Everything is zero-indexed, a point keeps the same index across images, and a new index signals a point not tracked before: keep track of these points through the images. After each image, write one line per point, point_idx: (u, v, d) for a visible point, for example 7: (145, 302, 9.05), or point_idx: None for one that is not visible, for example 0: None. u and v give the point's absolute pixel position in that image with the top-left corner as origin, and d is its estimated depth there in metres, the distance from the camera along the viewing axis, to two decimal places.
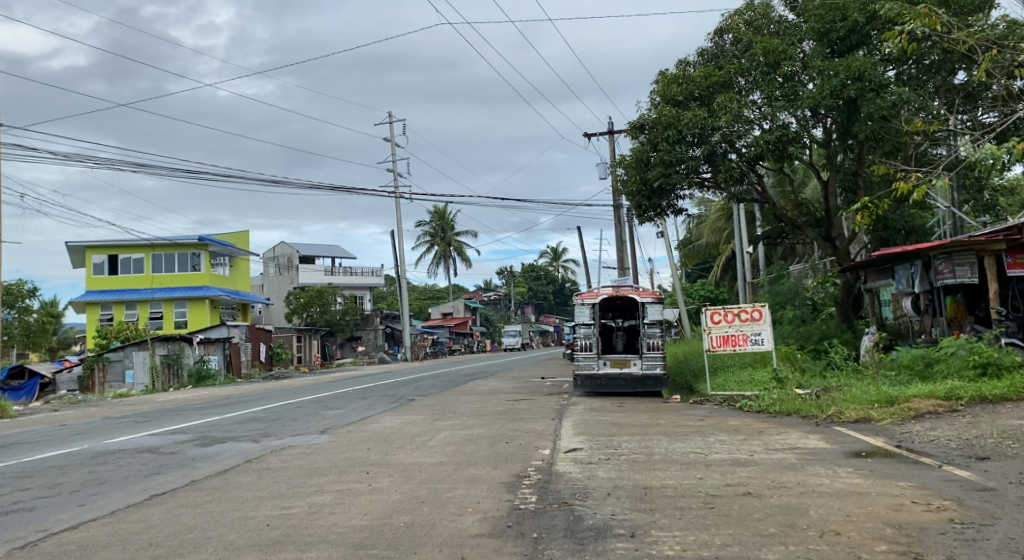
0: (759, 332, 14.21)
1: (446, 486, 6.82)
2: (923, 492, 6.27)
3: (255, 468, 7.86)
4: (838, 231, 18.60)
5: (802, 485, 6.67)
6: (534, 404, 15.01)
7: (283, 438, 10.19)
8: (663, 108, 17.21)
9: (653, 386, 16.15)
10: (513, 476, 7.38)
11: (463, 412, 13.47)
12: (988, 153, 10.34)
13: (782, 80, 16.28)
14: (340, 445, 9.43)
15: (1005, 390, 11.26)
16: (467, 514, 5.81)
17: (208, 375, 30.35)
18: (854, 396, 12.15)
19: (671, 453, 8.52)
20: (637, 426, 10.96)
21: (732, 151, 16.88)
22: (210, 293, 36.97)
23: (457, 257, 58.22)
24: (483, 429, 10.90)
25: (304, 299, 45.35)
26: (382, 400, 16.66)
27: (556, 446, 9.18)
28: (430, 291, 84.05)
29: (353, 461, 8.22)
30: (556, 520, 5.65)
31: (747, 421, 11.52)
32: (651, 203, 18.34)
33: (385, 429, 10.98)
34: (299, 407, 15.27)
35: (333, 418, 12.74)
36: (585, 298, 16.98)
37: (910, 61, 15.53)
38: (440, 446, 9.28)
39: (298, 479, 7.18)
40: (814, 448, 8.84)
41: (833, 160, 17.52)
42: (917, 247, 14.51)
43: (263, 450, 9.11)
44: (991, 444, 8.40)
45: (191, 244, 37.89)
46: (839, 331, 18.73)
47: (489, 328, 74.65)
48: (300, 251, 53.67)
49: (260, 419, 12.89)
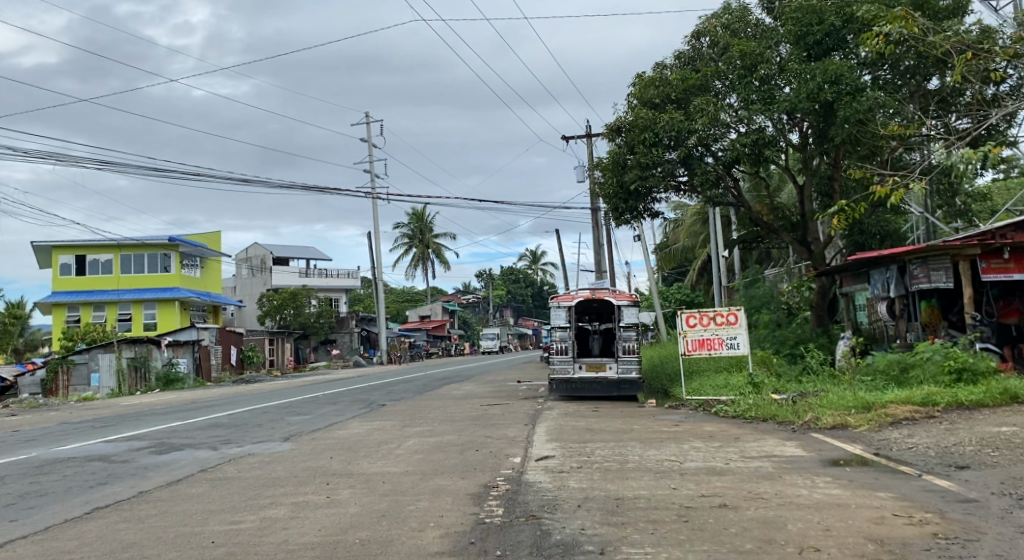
0: (736, 336, 13.97)
1: (408, 499, 6.50)
2: (904, 504, 6.05)
3: (209, 478, 7.48)
4: (813, 236, 18.44)
5: (779, 497, 6.42)
6: (507, 409, 14.70)
7: (243, 446, 9.79)
8: (639, 110, 16.99)
9: (629, 390, 15.91)
10: (480, 486, 7.06)
11: (434, 418, 13.11)
12: (965, 156, 10.11)
13: (758, 84, 16.12)
14: (303, 454, 9.06)
15: (981, 396, 11.19)
16: (429, 530, 5.48)
17: (177, 379, 29.85)
18: (830, 401, 11.99)
19: (644, 461, 8.24)
20: (612, 432, 10.68)
21: (708, 154, 16.75)
22: (180, 295, 36.25)
23: (435, 259, 57.85)
24: (454, 436, 10.58)
25: (276, 301, 44.87)
26: (351, 404, 16.27)
27: (527, 454, 8.87)
28: (407, 293, 83.43)
29: (313, 471, 7.87)
30: (522, 536, 5.35)
31: (722, 427, 11.30)
32: (628, 205, 18.10)
33: (351, 436, 10.61)
34: (265, 412, 14.85)
35: (299, 424, 12.35)
36: (561, 301, 16.74)
37: (886, 65, 15.44)
38: (407, 455, 8.93)
39: (253, 490, 6.83)
40: (791, 456, 8.61)
41: (809, 164, 17.45)
42: (893, 251, 14.40)
43: (220, 459, 8.72)
44: (970, 453, 8.21)
45: (161, 244, 37.15)
46: (815, 336, 18.63)
47: (468, 330, 74.41)
48: (273, 252, 53.01)
49: (223, 425, 12.46)
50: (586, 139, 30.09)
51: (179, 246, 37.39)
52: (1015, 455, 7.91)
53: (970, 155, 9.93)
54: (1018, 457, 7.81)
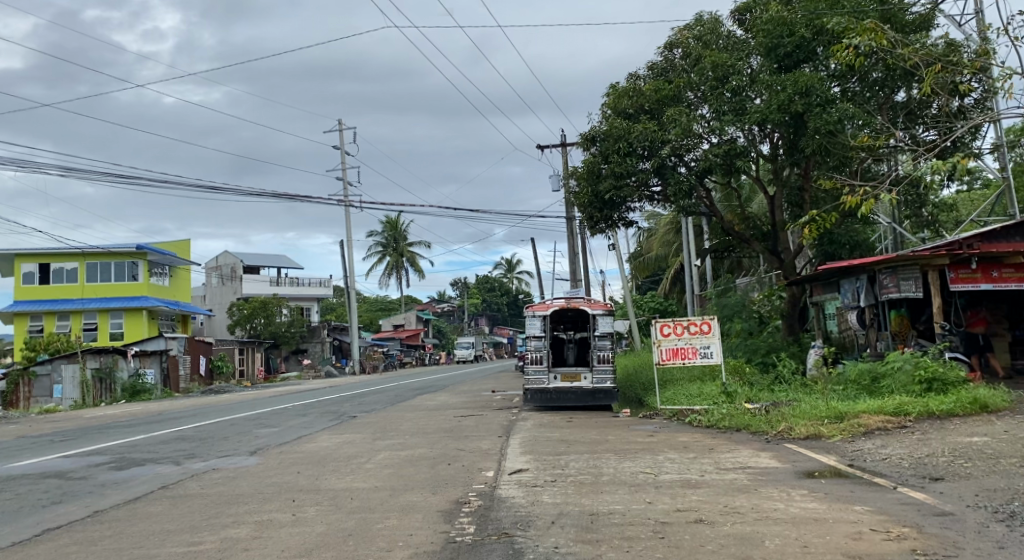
0: (709, 345, 13.97)
1: (377, 517, 6.32)
2: (880, 518, 5.98)
3: (170, 495, 7.23)
4: (784, 246, 18.54)
5: (756, 511, 6.32)
6: (480, 420, 14.52)
7: (208, 460, 9.53)
8: (613, 121, 16.98)
9: (604, 400, 15.80)
10: (452, 503, 6.88)
11: (406, 430, 12.91)
12: (935, 166, 10.02)
13: (729, 95, 16.20)
14: (269, 469, 8.82)
15: (952, 405, 11.25)
16: (397, 550, 5.31)
17: (144, 390, 29.31)
18: (803, 411, 11.96)
19: (619, 474, 8.11)
20: (586, 444, 10.55)
21: (681, 164, 16.77)
22: (148, 304, 35.61)
23: (409, 267, 57.49)
24: (425, 449, 10.38)
25: (247, 310, 44.31)
26: (321, 416, 15.98)
27: (500, 467, 8.70)
28: (381, 302, 82.86)
29: (279, 487, 7.64)
30: (494, 555, 5.19)
31: (697, 437, 11.22)
32: (602, 215, 18.05)
33: (321, 450, 10.37)
34: (232, 424, 14.53)
35: (267, 437, 12.09)
36: (536, 310, 16.60)
37: (855, 77, 15.55)
38: (377, 469, 8.73)
39: (215, 508, 6.60)
40: (766, 468, 8.53)
41: (780, 175, 17.55)
42: (863, 261, 14.47)
43: (183, 474, 8.45)
44: (944, 464, 8.19)
45: (128, 252, 36.47)
46: (786, 344, 18.70)
47: (442, 339, 74.06)
48: (244, 260, 52.35)
49: (189, 438, 12.16)
50: (561, 148, 30.08)
51: (148, 254, 36.74)
52: (988, 466, 7.89)
53: (940, 165, 9.86)
54: (991, 468, 7.79)
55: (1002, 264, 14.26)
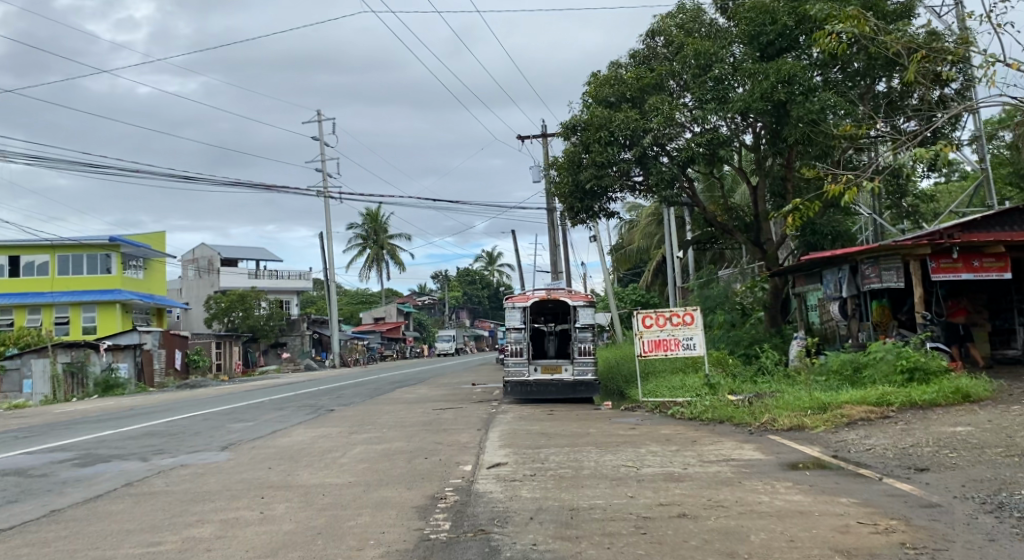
0: (692, 336, 13.77)
1: (349, 514, 6.09)
2: (868, 511, 5.81)
3: (133, 493, 6.96)
4: (766, 236, 18.45)
5: (740, 505, 6.14)
6: (459, 414, 14.29)
7: (176, 456, 9.24)
8: (595, 109, 16.76)
9: (585, 392, 15.64)
10: (428, 498, 6.65)
11: (383, 424, 12.64)
12: (919, 154, 9.78)
13: (712, 83, 16.00)
14: (239, 465, 8.55)
15: (935, 395, 11.18)
16: (367, 550, 5.09)
17: (117, 384, 28.93)
18: (786, 402, 11.83)
19: (600, 467, 7.90)
20: (567, 436, 10.35)
21: (663, 154, 16.60)
22: (122, 297, 35.05)
23: (390, 260, 57.03)
24: (403, 443, 10.13)
25: (224, 303, 43.72)
26: (297, 410, 15.67)
27: (478, 461, 8.48)
28: (362, 295, 82.29)
29: (248, 484, 7.37)
30: (468, 554, 4.97)
31: (679, 429, 11.06)
32: (584, 205, 17.83)
33: (295, 444, 10.10)
34: (204, 419, 14.20)
35: (239, 432, 11.80)
36: (516, 301, 16.40)
37: (837, 66, 15.44)
38: (352, 464, 8.47)
39: (179, 506, 6.35)
40: (750, 460, 8.37)
41: (763, 165, 17.46)
42: (845, 251, 14.38)
43: (149, 471, 8.17)
44: (929, 454, 8.07)
45: (101, 245, 35.86)
46: (768, 336, 18.64)
47: (423, 332, 73.72)
48: (221, 253, 51.66)
49: (158, 433, 11.83)
50: (541, 139, 29.84)
51: (121, 246, 36.14)
52: (973, 456, 7.77)
53: (922, 153, 9.63)
54: (977, 458, 7.67)
55: (983, 254, 14.22)
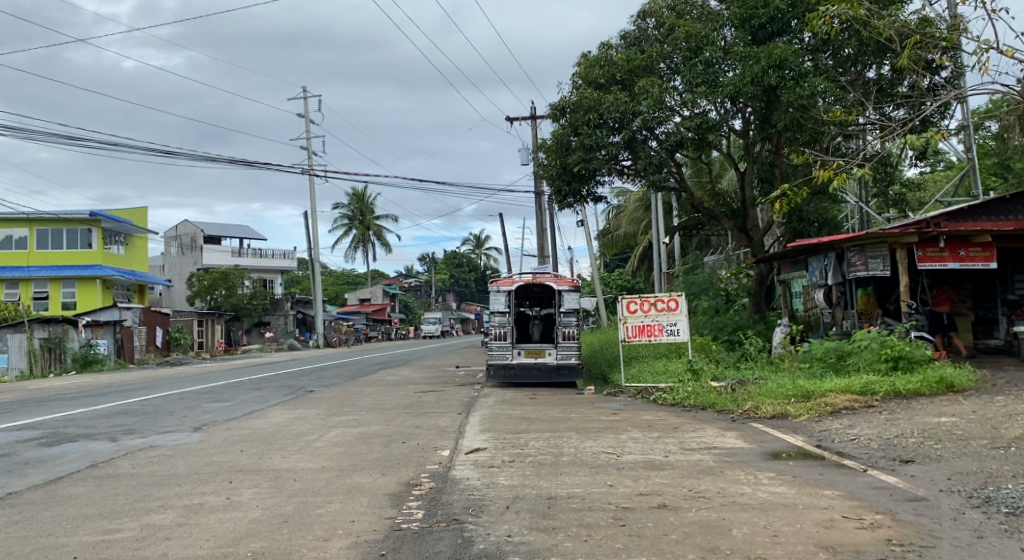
0: (676, 323, 13.62)
1: (319, 500, 5.89)
2: (852, 504, 5.67)
3: (96, 476, 6.72)
4: (753, 223, 18.29)
5: (722, 496, 5.98)
6: (441, 397, 14.10)
7: (146, 437, 9.01)
8: (584, 91, 16.51)
9: (567, 377, 15.44)
10: (402, 485, 6.45)
11: (361, 406, 12.42)
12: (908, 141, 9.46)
13: (703, 67, 15.73)
14: (211, 446, 8.32)
15: (919, 384, 11.10)
16: (335, 540, 4.90)
17: (96, 360, 28.49)
18: (770, 390, 11.71)
19: (580, 454, 7.73)
20: (548, 421, 10.17)
21: (652, 137, 16.37)
22: (103, 273, 34.60)
23: (376, 241, 56.60)
24: (380, 426, 9.92)
25: (207, 281, 43.23)
26: (277, 390, 15.44)
27: (456, 446, 8.28)
28: (348, 276, 81.74)
29: (217, 467, 7.16)
30: (439, 545, 4.78)
31: (661, 416, 10.92)
32: (571, 188, 17.59)
33: (270, 426, 9.88)
34: (180, 398, 13.95)
35: (215, 412, 11.55)
36: (501, 285, 16.16)
37: (828, 52, 15.23)
38: (325, 447, 8.26)
39: (142, 491, 6.14)
40: (732, 448, 8.23)
41: (751, 151, 17.29)
42: (832, 238, 14.24)
43: (117, 451, 7.93)
44: (914, 445, 7.95)
45: (81, 220, 35.27)
46: (752, 322, 18.55)
47: (409, 314, 73.44)
48: (204, 230, 51.07)
49: (131, 412, 11.58)
50: (530, 121, 29.48)
51: (103, 221, 35.59)
52: (958, 448, 7.64)
53: (911, 139, 9.31)
54: (961, 450, 7.55)
55: (969, 243, 14.11)
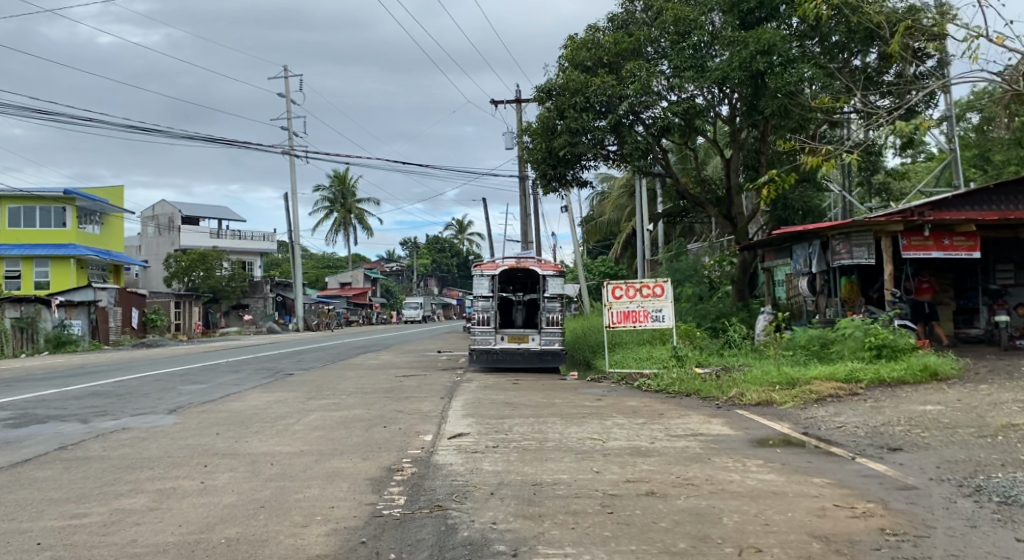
0: (661, 308, 13.53)
1: (296, 486, 5.71)
2: (843, 492, 5.57)
3: (65, 459, 6.50)
4: (738, 210, 18.19)
5: (711, 484, 5.86)
6: (422, 381, 13.93)
7: (119, 419, 8.77)
8: (571, 73, 16.27)
9: (551, 362, 15.36)
10: (383, 470, 6.28)
11: (341, 390, 12.22)
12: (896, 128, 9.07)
13: (691, 51, 15.55)
14: (186, 429, 8.10)
15: (903, 372, 11.07)
16: (313, 526, 4.72)
17: (70, 341, 28.08)
18: (754, 377, 11.64)
19: (565, 440, 7.58)
20: (532, 407, 10.03)
21: (639, 122, 16.20)
22: (77, 252, 34.08)
23: (357, 224, 56.11)
24: (361, 411, 9.73)
25: (185, 262, 42.60)
26: (254, 373, 15.19)
27: (439, 431, 8.11)
28: (329, 260, 81.07)
29: (192, 450, 6.96)
30: (422, 532, 4.62)
31: (646, 402, 10.81)
32: (557, 172, 17.37)
33: (248, 409, 9.67)
34: (155, 380, 13.67)
35: (191, 395, 11.31)
36: (484, 270, 16.01)
37: (816, 38, 15.09)
38: (304, 432, 8.06)
39: (113, 475, 5.94)
40: (718, 435, 8.13)
41: (737, 137, 17.16)
42: (817, 226, 14.16)
43: (88, 434, 7.70)
44: (901, 434, 7.88)
45: (55, 197, 34.70)
46: (735, 310, 18.53)
47: (390, 299, 73.06)
48: (182, 211, 50.40)
49: (104, 393, 11.31)
50: (515, 105, 29.15)
51: (76, 199, 35.05)
52: (945, 436, 7.58)
53: (899, 124, 8.98)
54: (949, 438, 7.49)
55: (953, 232, 14.05)
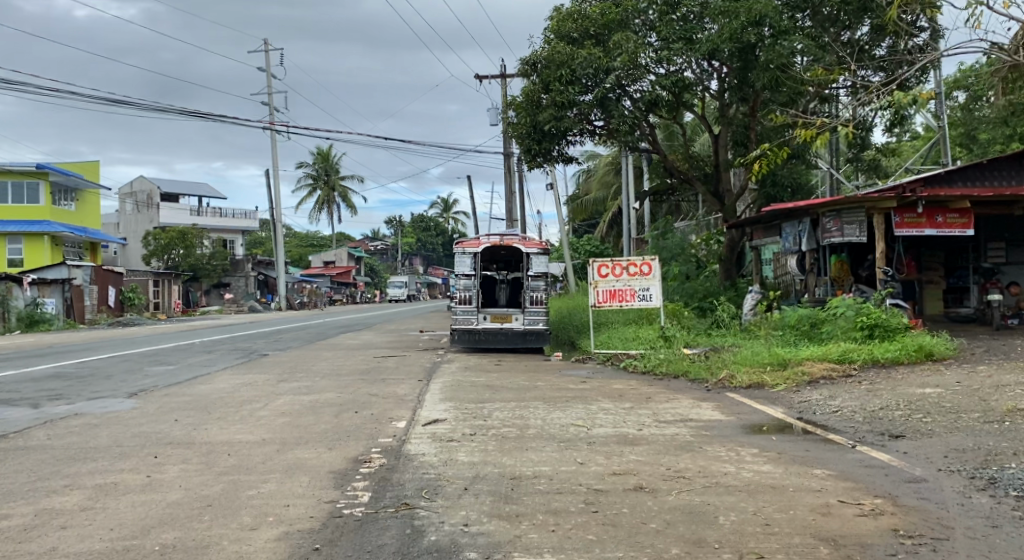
0: (649, 287, 13.03)
1: (251, 480, 5.21)
2: (848, 486, 5.12)
3: (4, 449, 5.98)
4: (726, 187, 17.67)
5: (705, 477, 5.38)
6: (402, 362, 13.43)
7: (75, 403, 8.23)
8: (556, 45, 15.64)
9: (535, 342, 14.88)
10: (351, 461, 5.78)
11: (316, 372, 11.71)
12: (885, 100, 7.82)
13: (679, 21, 14.97)
14: (144, 415, 7.56)
15: (897, 353, 10.68)
16: (263, 529, 4.21)
17: (42, 320, 27.27)
18: (744, 358, 11.21)
19: (547, 427, 7.10)
20: (513, 390, 9.55)
21: (626, 96, 15.60)
22: (51, 228, 33.19)
23: (341, 202, 55.23)
24: (334, 394, 9.22)
25: (164, 240, 41.75)
26: (229, 354, 14.63)
27: (413, 417, 7.61)
28: (313, 239, 80.21)
29: (145, 439, 6.45)
30: (385, 536, 4.13)
31: (632, 384, 10.37)
32: (541, 147, 16.77)
33: (213, 392, 9.15)
34: (123, 360, 13.08)
35: (157, 376, 10.76)
36: (466, 247, 15.41)
37: (807, 11, 14.51)
38: (271, 418, 7.54)
39: (52, 467, 5.42)
40: (709, 420, 7.68)
41: (727, 114, 16.61)
42: (808, 203, 13.68)
43: (36, 420, 7.15)
44: (901, 419, 7.45)
45: (27, 173, 33.76)
46: (723, 289, 18.14)
47: (376, 278, 72.50)
48: (162, 189, 49.09)
49: (66, 375, 10.74)
50: (499, 80, 28.47)
51: (50, 174, 34.10)
52: (949, 423, 7.14)
53: (891, 98, 7.77)
54: (953, 425, 7.04)
55: (947, 210, 13.55)
